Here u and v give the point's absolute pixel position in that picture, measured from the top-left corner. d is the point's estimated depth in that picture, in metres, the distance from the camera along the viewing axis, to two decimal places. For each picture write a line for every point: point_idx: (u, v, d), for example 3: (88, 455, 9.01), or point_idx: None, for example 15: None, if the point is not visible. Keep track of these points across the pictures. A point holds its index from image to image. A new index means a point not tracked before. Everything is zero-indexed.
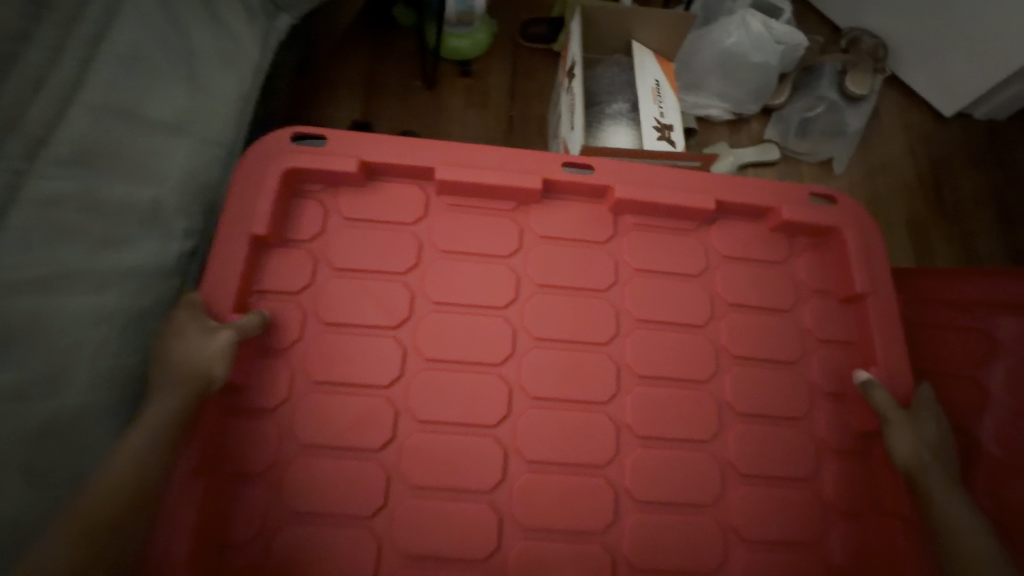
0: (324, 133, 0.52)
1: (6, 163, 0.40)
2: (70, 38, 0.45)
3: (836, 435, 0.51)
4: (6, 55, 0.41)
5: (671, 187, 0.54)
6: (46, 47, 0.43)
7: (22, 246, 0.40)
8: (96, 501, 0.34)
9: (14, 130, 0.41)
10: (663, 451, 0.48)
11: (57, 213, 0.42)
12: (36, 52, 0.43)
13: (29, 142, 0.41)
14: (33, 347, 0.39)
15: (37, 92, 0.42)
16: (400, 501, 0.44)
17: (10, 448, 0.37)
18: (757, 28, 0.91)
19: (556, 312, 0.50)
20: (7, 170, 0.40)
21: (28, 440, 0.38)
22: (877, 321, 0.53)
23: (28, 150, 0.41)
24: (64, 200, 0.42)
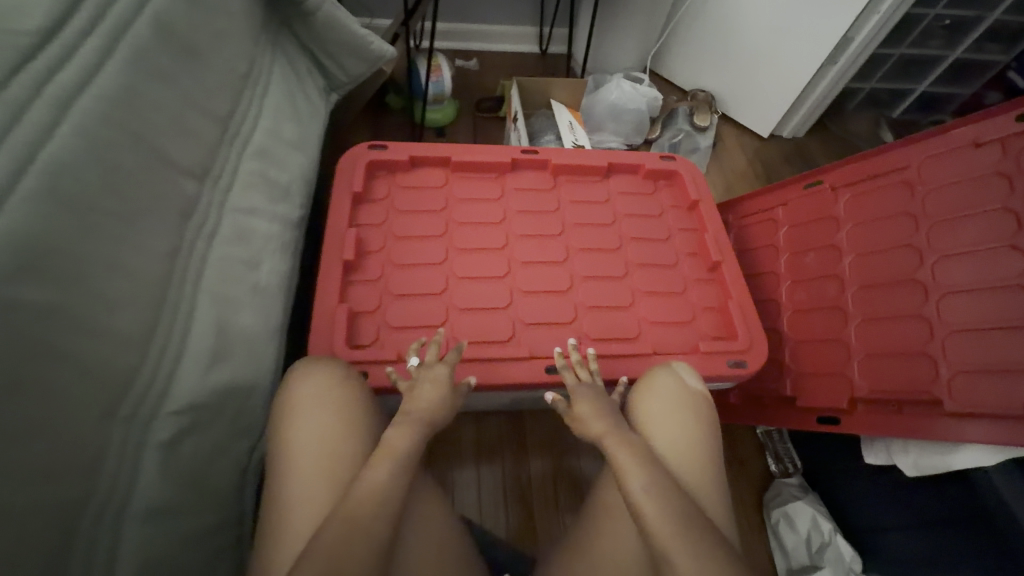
0: (387, 142, 0.88)
1: (234, 150, 0.72)
2: (253, 91, 0.79)
3: (695, 271, 0.86)
4: (234, 93, 0.73)
5: (583, 156, 0.93)
6: (246, 93, 0.77)
7: (242, 194, 0.71)
8: (344, 403, 0.59)
9: (236, 137, 0.73)
10: (597, 282, 0.82)
11: (253, 179, 0.73)
12: (243, 95, 0.76)
13: (242, 142, 0.74)
14: (248, 248, 0.69)
15: (243, 116, 0.75)
16: (456, 316, 0.76)
17: (245, 294, 0.66)
18: (628, 88, 1.42)
19: (528, 222, 0.87)
20: (234, 154, 0.72)
21: (249, 293, 0.67)
22: (710, 213, 0.91)
23: (242, 147, 0.74)
24: (256, 172, 0.74)
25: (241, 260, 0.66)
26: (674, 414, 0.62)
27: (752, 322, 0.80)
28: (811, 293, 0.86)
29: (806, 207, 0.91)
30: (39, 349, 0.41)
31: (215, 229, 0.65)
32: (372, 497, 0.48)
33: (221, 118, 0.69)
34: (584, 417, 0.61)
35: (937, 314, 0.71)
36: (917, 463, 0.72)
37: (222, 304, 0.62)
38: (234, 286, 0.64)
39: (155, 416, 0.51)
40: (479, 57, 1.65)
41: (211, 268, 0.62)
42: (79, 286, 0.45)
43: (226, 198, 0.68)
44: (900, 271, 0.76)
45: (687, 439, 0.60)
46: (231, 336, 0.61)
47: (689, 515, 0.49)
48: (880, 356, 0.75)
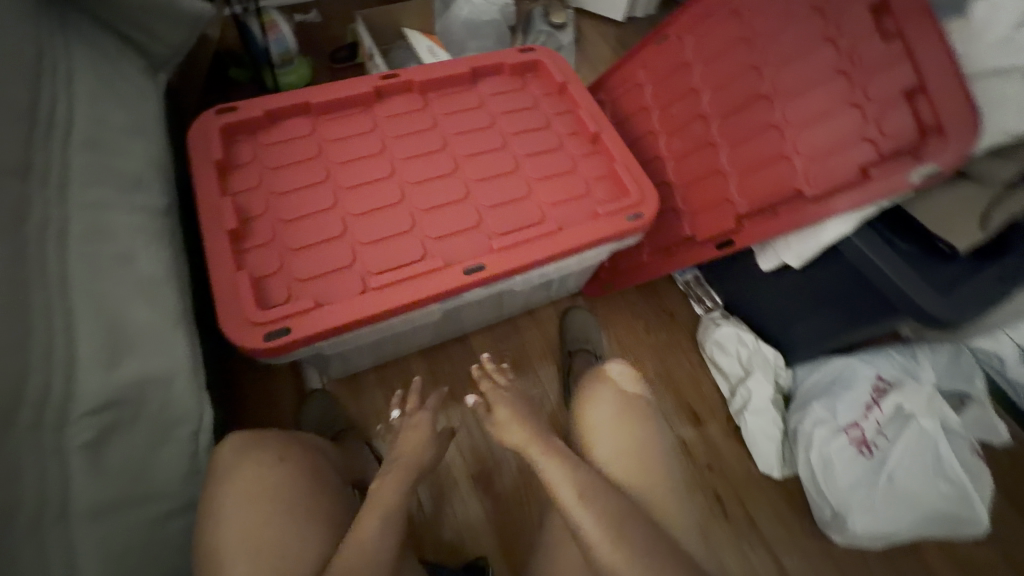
0: (234, 103, 0.82)
1: (56, 144, 0.64)
2: (56, 77, 0.69)
3: (580, 149, 0.90)
4: (29, 82, 0.64)
5: (443, 68, 0.92)
6: (48, 80, 0.67)
7: (85, 188, 0.63)
8: (263, 484, 0.56)
9: (49, 131, 0.64)
10: (491, 182, 0.84)
11: (93, 171, 0.65)
12: (43, 82, 0.66)
13: (64, 134, 0.65)
14: (114, 242, 0.62)
15: (55, 106, 0.66)
16: (362, 250, 0.75)
17: (127, 289, 0.59)
18: (477, 1, 1.36)
19: (409, 146, 0.86)
20: (58, 148, 0.64)
21: (133, 288, 0.61)
22: (579, 92, 0.94)
23: (65, 139, 0.65)
24: (94, 164, 0.66)
25: (110, 255, 0.60)
26: (617, 420, 0.69)
27: (638, 174, 0.85)
28: (684, 140, 0.93)
29: (662, 62, 0.96)
30: None
31: (66, 230, 0.58)
32: (364, 554, 0.51)
33: (23, 112, 0.61)
34: (505, 425, 0.65)
35: (784, 119, 0.80)
36: (799, 254, 0.82)
37: (100, 301, 0.56)
38: (109, 282, 0.59)
39: (65, 425, 0.49)
40: (318, 7, 1.52)
41: (74, 268, 0.57)
42: None
43: (66, 196, 0.61)
44: (748, 92, 0.84)
45: (624, 444, 0.67)
46: (124, 332, 0.57)
47: (624, 523, 0.55)
48: (751, 171, 0.84)
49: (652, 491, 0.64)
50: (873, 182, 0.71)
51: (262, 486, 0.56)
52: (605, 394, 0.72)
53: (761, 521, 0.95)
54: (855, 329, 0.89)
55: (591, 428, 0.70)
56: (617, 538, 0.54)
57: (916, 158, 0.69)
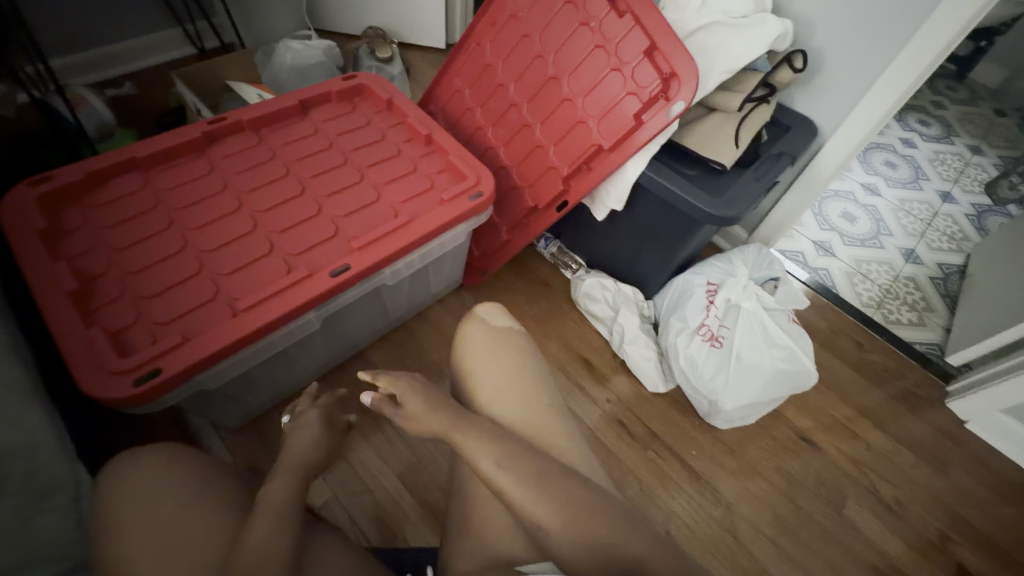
0: (47, 171, 0.79)
1: None
2: None
3: (419, 151, 1.00)
4: None
5: (269, 103, 0.97)
6: None
7: None
8: (148, 494, 0.55)
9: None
10: (342, 194, 0.90)
11: None
12: None
13: None
14: None
15: None
16: (225, 281, 0.77)
17: None
18: (298, 47, 1.43)
19: (253, 178, 0.89)
20: None
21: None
22: (406, 104, 1.04)
23: None
24: None
25: None
26: (513, 371, 0.74)
27: (472, 161, 0.97)
28: (506, 128, 1.07)
29: (471, 67, 1.10)
30: None
31: None
32: (261, 550, 0.49)
33: None
34: (421, 415, 0.66)
35: (574, 91, 0.96)
36: (618, 198, 0.99)
37: None
38: None
39: None
40: (129, 79, 1.48)
41: None
42: None
43: None
44: (542, 76, 1.00)
45: (522, 397, 0.72)
46: None
47: (538, 471, 0.61)
48: (562, 139, 0.99)
49: (557, 439, 0.70)
50: (646, 124, 0.89)
51: (155, 491, 0.55)
52: (488, 339, 0.77)
53: (659, 431, 1.10)
54: (684, 248, 1.06)
55: (481, 384, 0.74)
56: (532, 483, 0.59)
57: (668, 99, 0.88)
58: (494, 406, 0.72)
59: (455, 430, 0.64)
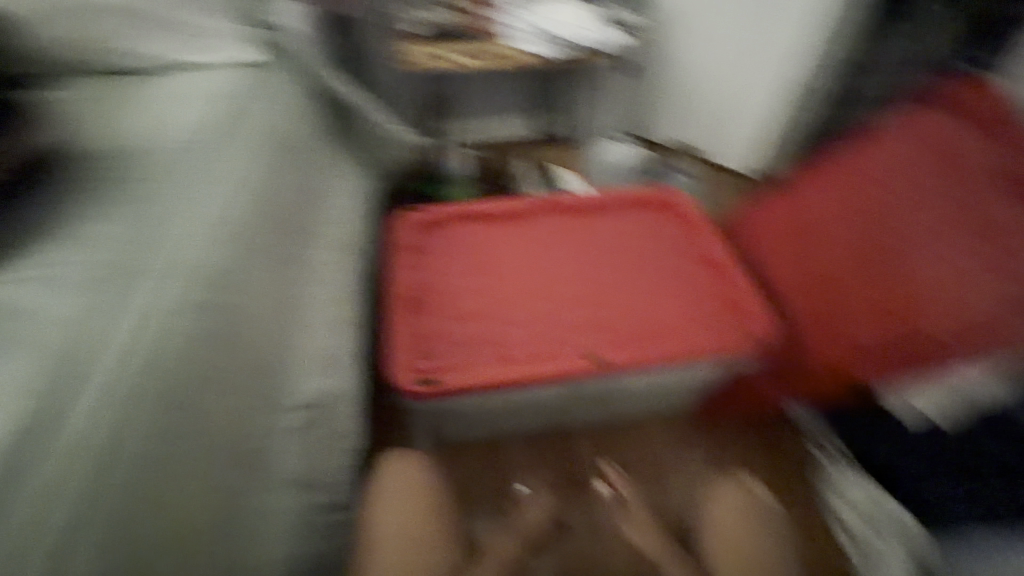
0: (430, 205, 1.09)
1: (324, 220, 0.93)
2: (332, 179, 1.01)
3: (706, 274, 1.01)
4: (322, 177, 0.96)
5: (590, 195, 1.12)
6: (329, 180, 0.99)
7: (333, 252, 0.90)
8: (405, 497, 0.67)
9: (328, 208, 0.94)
10: (622, 293, 0.97)
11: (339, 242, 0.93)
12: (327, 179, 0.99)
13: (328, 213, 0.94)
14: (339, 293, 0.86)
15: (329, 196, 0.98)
16: (505, 332, 0.91)
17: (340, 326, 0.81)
18: (624, 148, 1.65)
19: (554, 253, 1.04)
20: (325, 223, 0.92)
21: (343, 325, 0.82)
22: (708, 226, 1.07)
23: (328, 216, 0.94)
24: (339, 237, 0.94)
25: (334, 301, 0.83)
26: (749, 530, 0.68)
27: (759, 309, 0.93)
28: (805, 272, 0.96)
29: (784, 203, 1.05)
30: (222, 343, 0.58)
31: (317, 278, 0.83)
32: None
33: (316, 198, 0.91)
34: (635, 520, 0.75)
35: (910, 264, 0.80)
36: (942, 411, 0.77)
37: (328, 332, 0.77)
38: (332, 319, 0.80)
39: (283, 407, 0.65)
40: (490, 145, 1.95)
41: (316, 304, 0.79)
42: (235, 301, 0.61)
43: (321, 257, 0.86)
44: (867, 236, 0.87)
45: (743, 560, 0.66)
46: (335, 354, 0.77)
47: None
48: (873, 310, 0.82)
49: None
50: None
51: (409, 493, 0.68)
52: (733, 497, 0.72)
53: None
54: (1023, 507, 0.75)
55: (719, 531, 0.69)
56: None
57: None
58: (717, 559, 0.68)
59: (654, 552, 0.70)
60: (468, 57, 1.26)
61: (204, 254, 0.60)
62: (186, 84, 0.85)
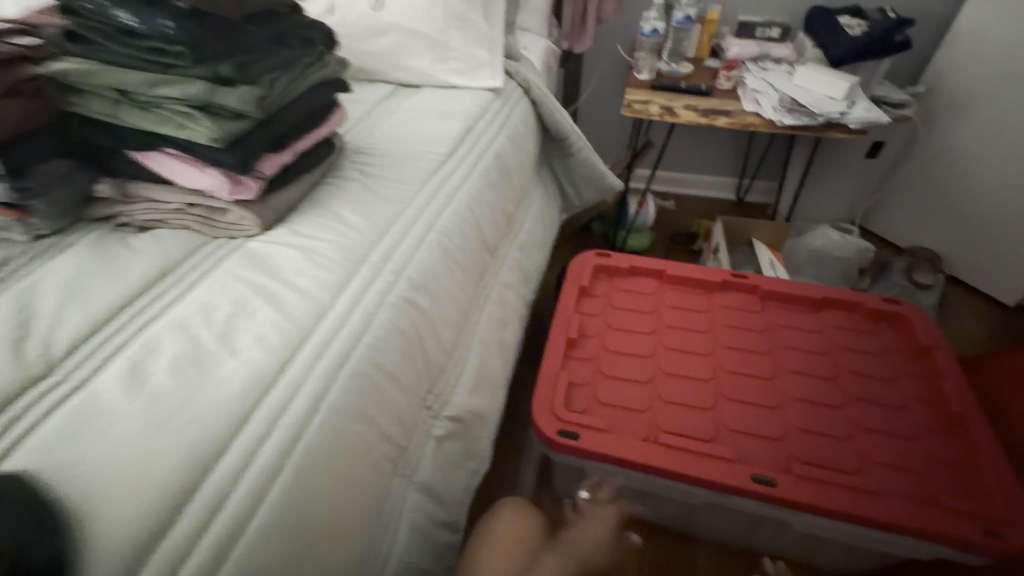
0: (611, 253, 1.08)
1: (511, 243, 0.97)
2: (526, 205, 1.07)
3: (932, 420, 0.79)
4: (519, 199, 1.00)
5: (791, 286, 0.99)
6: (524, 205, 1.05)
7: (510, 274, 0.93)
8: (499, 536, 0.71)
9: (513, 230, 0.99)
10: (813, 408, 0.81)
11: (517, 266, 0.96)
12: (523, 204, 1.04)
13: (515, 237, 0.99)
14: (505, 315, 0.88)
15: (520, 220, 1.03)
16: (659, 406, 0.83)
17: (497, 347, 0.83)
18: (835, 237, 1.44)
19: (733, 337, 0.93)
20: (511, 245, 0.97)
21: (500, 347, 0.85)
22: (945, 363, 0.85)
23: (514, 240, 0.99)
24: (518, 261, 0.97)
25: (498, 321, 0.85)
26: None
27: (1015, 497, 0.69)
28: None
29: None
30: (415, 338, 0.59)
31: (490, 294, 0.86)
32: None
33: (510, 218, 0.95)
34: None
35: None
36: None
37: (486, 351, 0.80)
38: (493, 338, 0.83)
39: (438, 412, 0.66)
40: (676, 199, 1.90)
41: (484, 320, 0.82)
42: (433, 301, 0.65)
43: (498, 275, 0.90)
44: None
45: None
46: (487, 374, 0.78)
47: None
48: None
49: None
50: None
51: (503, 534, 0.71)
52: None
53: None
54: None
55: None
56: None
57: None
58: None
59: None
60: (696, 110, 1.22)
61: (419, 252, 0.65)
62: (434, 100, 0.96)
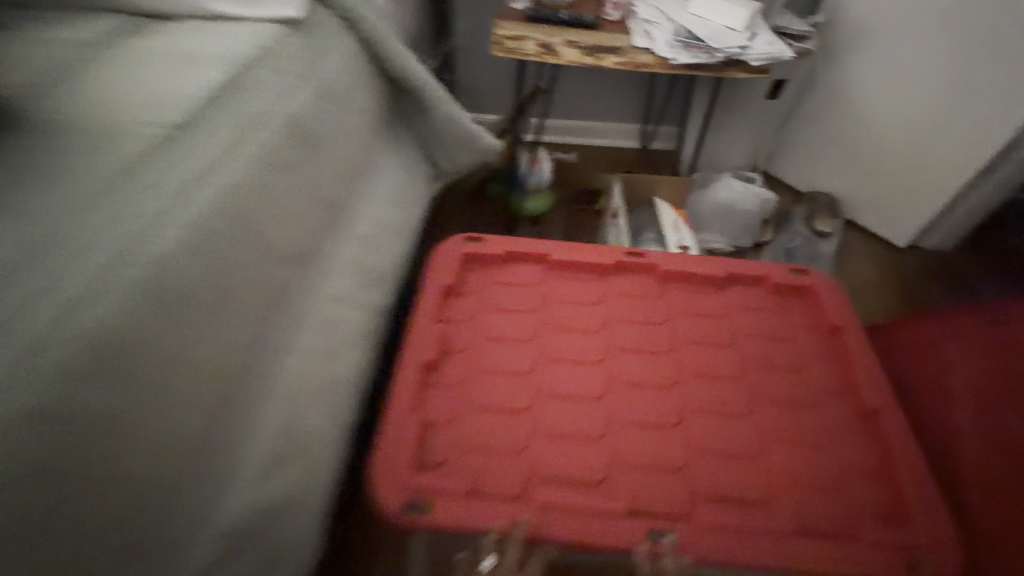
0: (483, 236, 0.86)
1: (340, 239, 0.73)
2: (366, 181, 0.81)
3: (845, 417, 0.70)
4: (350, 176, 0.75)
5: (693, 264, 0.84)
6: (360, 182, 0.79)
7: (340, 283, 0.69)
8: None
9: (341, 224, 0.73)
10: (717, 421, 0.69)
11: (353, 268, 0.73)
12: (358, 180, 0.78)
13: (348, 229, 0.75)
14: (337, 342, 0.65)
15: (355, 204, 0.78)
16: (540, 443, 0.66)
17: (321, 391, 0.60)
18: (738, 188, 1.32)
19: (629, 335, 0.77)
20: (340, 241, 0.72)
21: (330, 389, 0.62)
22: (859, 343, 0.75)
23: (347, 233, 0.74)
24: (356, 261, 0.73)
25: (322, 354, 0.62)
26: None
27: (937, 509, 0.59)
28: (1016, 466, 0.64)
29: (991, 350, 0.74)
30: (86, 470, 0.34)
31: (305, 321, 0.62)
32: None
33: (333, 205, 0.70)
34: None
35: None
36: None
37: (300, 405, 0.57)
38: (313, 382, 0.59)
39: (195, 537, 0.44)
40: (577, 150, 1.70)
41: (294, 360, 0.59)
42: (138, 387, 0.38)
43: (320, 289, 0.66)
44: None
45: None
46: (300, 440, 0.55)
47: None
48: None
49: None
50: None
51: None
52: None
53: None
54: None
55: None
56: None
57: None
58: None
59: None
60: (577, 47, 0.99)
61: (96, 309, 0.37)
62: (196, 36, 0.64)
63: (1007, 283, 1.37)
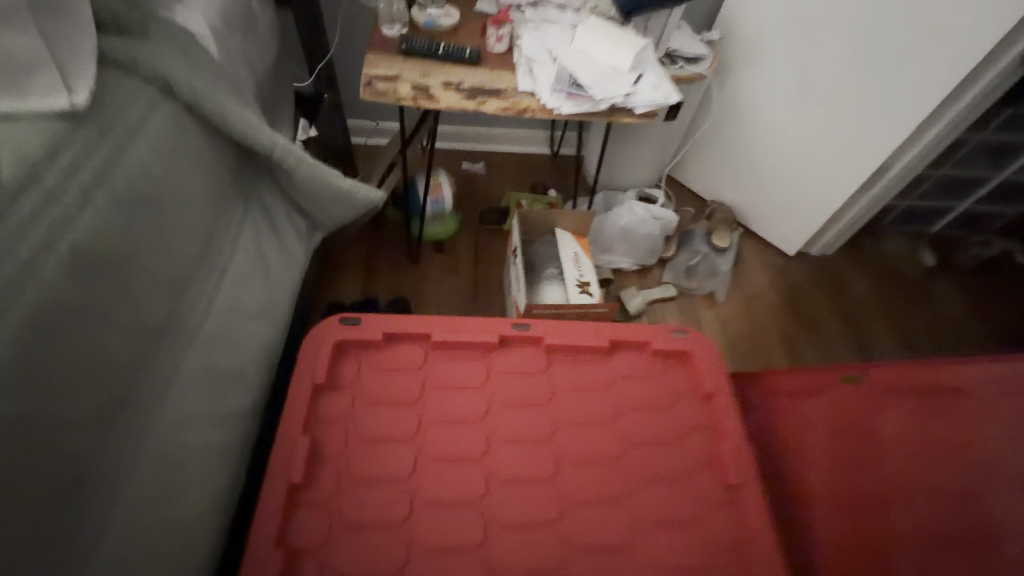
0: (361, 316, 0.80)
1: (177, 352, 0.65)
2: (211, 268, 0.73)
3: (715, 490, 0.73)
4: (183, 280, 0.66)
5: (578, 333, 0.83)
6: (202, 274, 0.71)
7: (179, 409, 0.63)
8: None
9: (178, 335, 0.65)
10: (594, 510, 0.70)
11: (198, 383, 0.66)
12: (197, 274, 0.69)
13: (189, 335, 0.67)
14: (177, 480, 0.60)
15: (198, 301, 0.69)
16: (418, 560, 0.65)
17: (158, 546, 0.56)
18: (639, 212, 1.32)
19: (512, 421, 0.76)
20: (176, 356, 0.65)
21: (169, 537, 0.58)
22: (726, 411, 0.78)
23: (187, 341, 0.66)
24: (202, 374, 0.67)
25: (154, 505, 0.57)
26: None
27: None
28: (861, 526, 0.72)
29: (847, 408, 0.81)
30: None
31: (130, 472, 0.56)
32: None
33: (159, 324, 0.62)
34: None
35: None
36: None
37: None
38: (145, 541, 0.55)
39: None
40: (486, 159, 1.63)
41: (119, 523, 0.54)
42: None
43: (152, 426, 0.60)
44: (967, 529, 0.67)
45: None
46: None
47: None
48: None
49: None
50: None
51: None
52: None
53: None
54: None
55: None
56: None
57: None
58: None
59: None
60: (457, 89, 0.91)
61: None
62: None
63: (878, 286, 1.50)
